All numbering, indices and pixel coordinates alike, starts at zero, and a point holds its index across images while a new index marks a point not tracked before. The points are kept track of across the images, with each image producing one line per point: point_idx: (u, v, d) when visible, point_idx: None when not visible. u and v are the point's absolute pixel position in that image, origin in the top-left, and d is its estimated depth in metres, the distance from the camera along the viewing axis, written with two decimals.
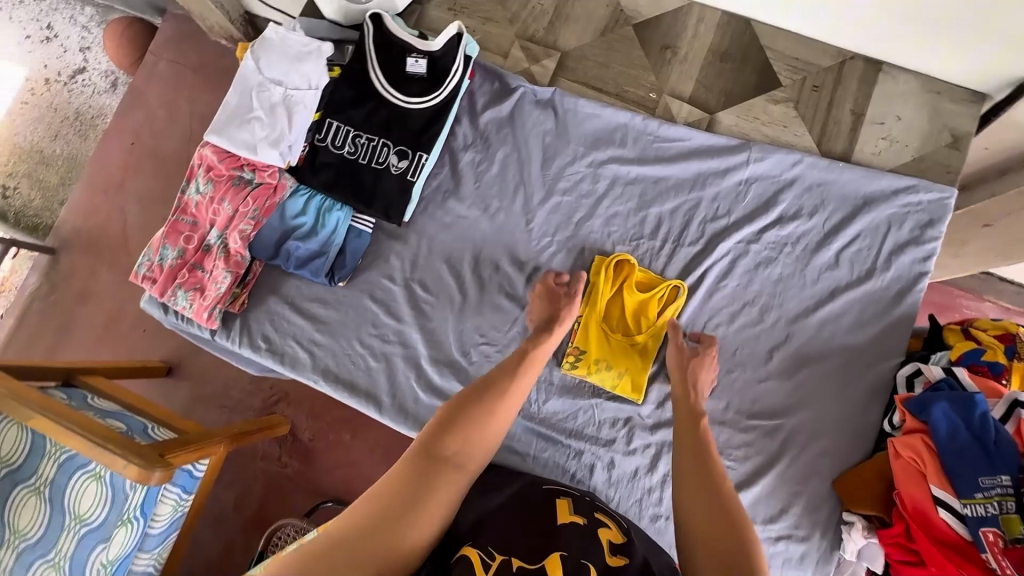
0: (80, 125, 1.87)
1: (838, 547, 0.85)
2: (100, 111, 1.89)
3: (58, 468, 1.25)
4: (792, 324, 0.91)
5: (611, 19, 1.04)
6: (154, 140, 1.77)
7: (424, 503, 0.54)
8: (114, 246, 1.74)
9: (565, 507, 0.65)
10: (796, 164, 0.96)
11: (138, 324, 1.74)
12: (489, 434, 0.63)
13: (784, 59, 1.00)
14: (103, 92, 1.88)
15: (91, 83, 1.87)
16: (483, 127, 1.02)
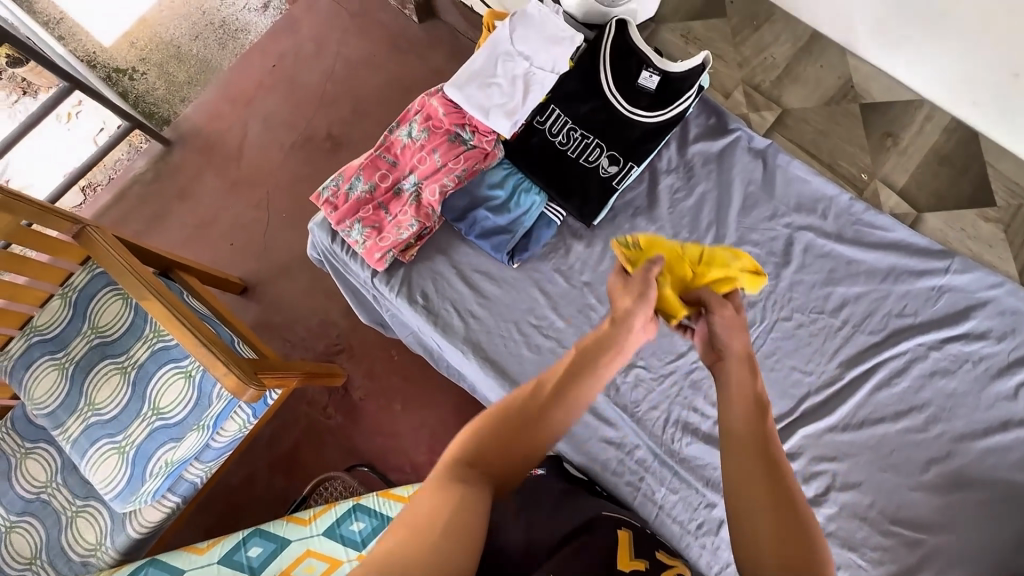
0: (223, 33, 2.03)
1: None
2: (244, 26, 2.05)
3: (151, 354, 1.25)
4: (955, 443, 0.89)
5: (840, 91, 1.04)
6: (295, 68, 1.92)
7: (446, 537, 0.46)
8: (228, 155, 1.86)
9: (625, 543, 0.61)
10: (994, 286, 0.93)
11: (228, 236, 1.79)
12: (526, 434, 0.55)
13: (1004, 180, 0.98)
14: (253, 10, 2.05)
15: (246, 0, 2.05)
16: (689, 157, 1.01)
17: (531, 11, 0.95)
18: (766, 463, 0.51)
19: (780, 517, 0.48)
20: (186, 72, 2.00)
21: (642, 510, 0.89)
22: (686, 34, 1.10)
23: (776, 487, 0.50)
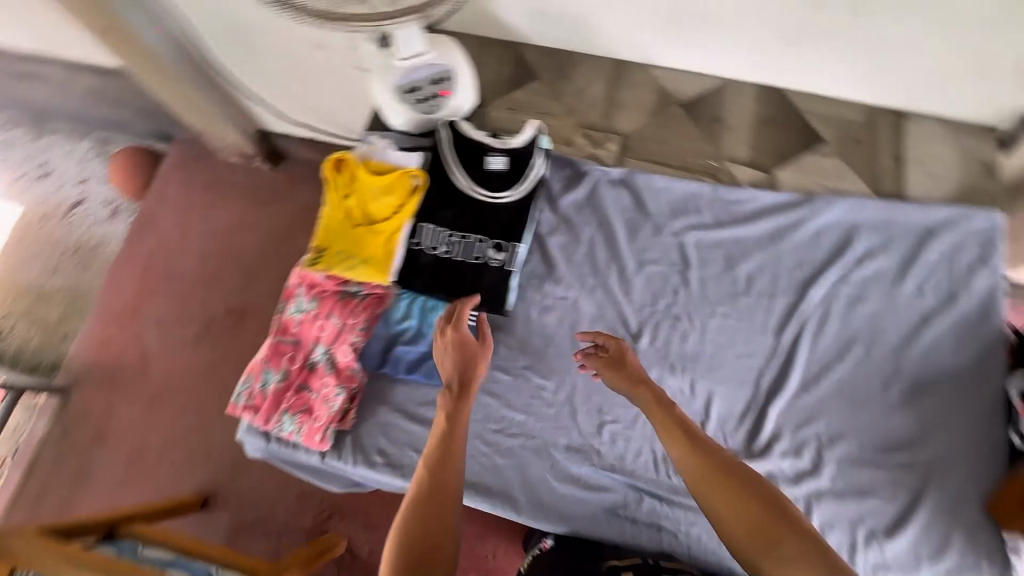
0: (76, 254, 1.69)
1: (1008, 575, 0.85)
2: (95, 241, 1.72)
3: None
4: (897, 357, 0.96)
5: (660, 101, 1.14)
6: (157, 256, 1.65)
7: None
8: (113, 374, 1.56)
9: None
10: (857, 208, 1.04)
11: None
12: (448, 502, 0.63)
13: (822, 118, 1.11)
14: (101, 220, 1.73)
15: (89, 211, 1.73)
16: (563, 211, 1.07)
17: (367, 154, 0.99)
18: (726, 478, 0.60)
19: (752, 524, 0.57)
20: (4, 306, 1.65)
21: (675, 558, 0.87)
22: (511, 106, 1.18)
23: (744, 495, 0.59)
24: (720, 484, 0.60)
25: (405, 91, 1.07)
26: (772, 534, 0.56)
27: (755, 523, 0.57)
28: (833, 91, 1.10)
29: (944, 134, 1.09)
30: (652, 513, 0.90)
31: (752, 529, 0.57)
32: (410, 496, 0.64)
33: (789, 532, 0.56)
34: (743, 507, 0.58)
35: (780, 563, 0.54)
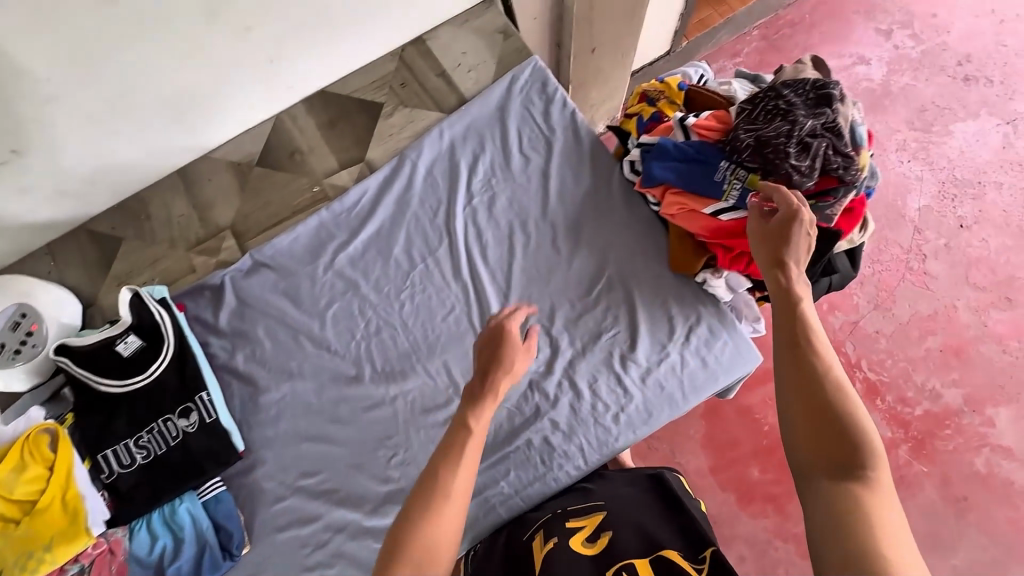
0: None
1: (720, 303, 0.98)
2: None
3: None
4: (546, 218, 1.05)
5: (239, 176, 1.14)
6: None
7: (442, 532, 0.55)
8: None
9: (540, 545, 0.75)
10: (441, 135, 1.12)
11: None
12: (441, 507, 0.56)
13: (366, 88, 1.17)
14: None
15: None
16: (228, 329, 1.04)
17: None
18: (789, 288, 0.71)
19: (794, 369, 0.65)
20: None
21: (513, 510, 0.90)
22: (120, 280, 1.10)
23: (795, 335, 0.67)
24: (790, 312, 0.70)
25: None
26: (817, 398, 0.63)
27: (786, 358, 0.67)
28: (357, 63, 1.17)
29: (459, 31, 1.19)
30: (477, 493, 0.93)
31: (793, 351, 0.67)
32: (407, 503, 0.56)
33: (826, 374, 0.64)
34: (827, 428, 0.61)
35: (804, 400, 0.63)
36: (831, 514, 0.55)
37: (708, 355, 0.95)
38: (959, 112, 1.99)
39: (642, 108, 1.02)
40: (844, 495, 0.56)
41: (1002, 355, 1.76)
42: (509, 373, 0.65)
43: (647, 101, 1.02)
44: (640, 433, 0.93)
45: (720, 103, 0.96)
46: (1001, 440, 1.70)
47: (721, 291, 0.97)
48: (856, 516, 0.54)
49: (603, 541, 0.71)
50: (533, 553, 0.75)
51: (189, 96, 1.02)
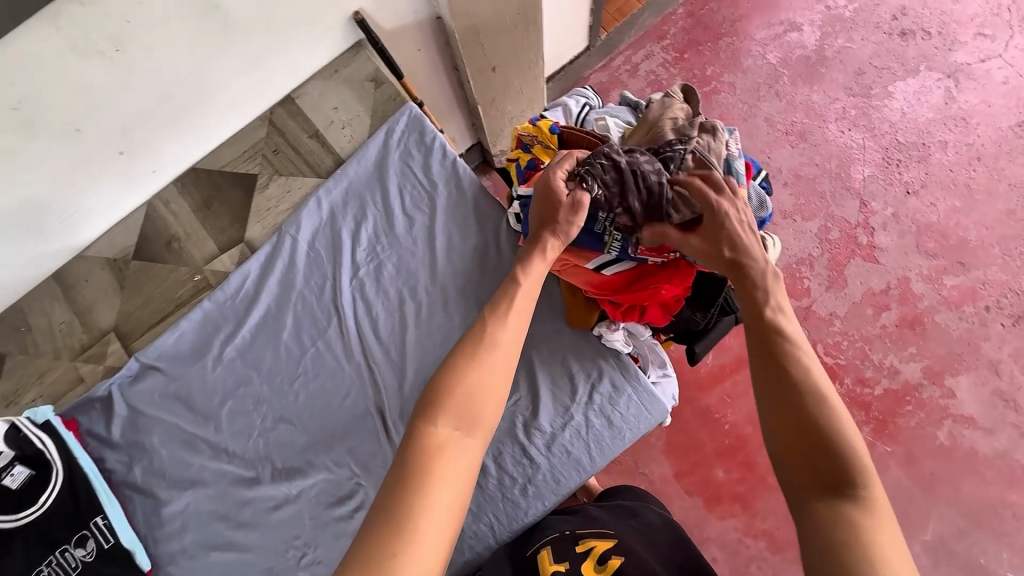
0: None
1: (620, 355, 0.93)
2: None
3: None
4: (436, 282, 1.00)
5: (116, 273, 1.08)
6: None
7: (439, 487, 0.55)
8: None
9: (550, 557, 0.78)
10: (320, 203, 1.06)
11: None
12: (434, 468, 0.56)
13: (237, 160, 1.10)
14: None
15: None
16: (123, 441, 1.00)
17: None
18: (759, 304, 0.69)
19: (775, 384, 0.63)
20: None
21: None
22: (7, 400, 1.05)
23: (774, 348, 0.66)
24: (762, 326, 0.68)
25: None
26: (795, 416, 0.60)
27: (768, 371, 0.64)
28: (223, 134, 1.10)
29: (328, 84, 1.11)
30: None
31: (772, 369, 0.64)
32: (399, 463, 0.57)
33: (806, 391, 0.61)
34: (811, 440, 0.58)
35: (787, 409, 0.61)
36: (826, 539, 0.52)
37: (613, 413, 0.91)
38: (897, 72, 1.91)
39: (518, 154, 0.96)
40: (838, 518, 0.53)
41: (959, 322, 1.69)
42: (500, 336, 0.68)
43: (523, 147, 0.96)
44: (549, 502, 0.90)
45: (596, 142, 0.88)
46: (962, 411, 1.62)
47: (620, 342, 0.91)
48: (850, 543, 0.51)
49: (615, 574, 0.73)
50: (541, 564, 0.78)
51: (38, 205, 0.96)
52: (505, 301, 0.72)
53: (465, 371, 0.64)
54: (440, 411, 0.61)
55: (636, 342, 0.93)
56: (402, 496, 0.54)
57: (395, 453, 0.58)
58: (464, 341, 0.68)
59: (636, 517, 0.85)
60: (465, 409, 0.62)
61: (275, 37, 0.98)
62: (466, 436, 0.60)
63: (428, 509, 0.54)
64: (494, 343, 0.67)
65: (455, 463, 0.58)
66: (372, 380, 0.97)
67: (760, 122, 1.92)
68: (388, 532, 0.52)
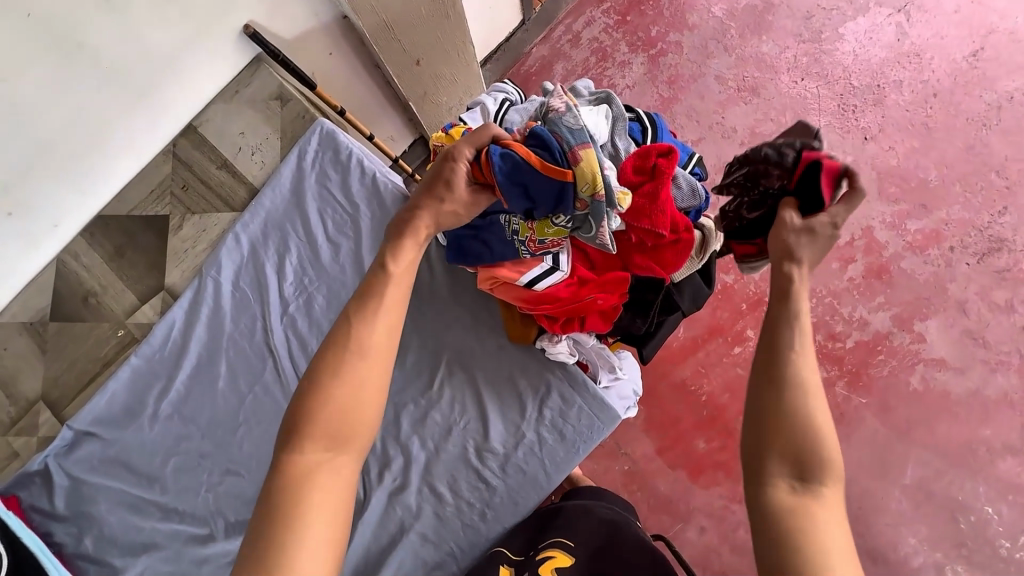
0: None
1: (566, 366, 0.89)
2: None
3: None
4: None
5: (34, 336, 1.01)
6: None
7: (311, 498, 0.56)
8: None
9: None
10: (239, 239, 0.99)
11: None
12: (310, 491, 0.56)
13: (146, 201, 1.03)
14: None
15: None
16: (70, 512, 0.96)
17: None
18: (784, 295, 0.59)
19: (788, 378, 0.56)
20: None
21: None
22: None
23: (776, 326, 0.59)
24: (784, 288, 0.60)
25: None
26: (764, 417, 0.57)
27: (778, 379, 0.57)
28: (124, 176, 1.01)
29: (232, 107, 1.03)
30: None
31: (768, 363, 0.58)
32: (275, 482, 0.57)
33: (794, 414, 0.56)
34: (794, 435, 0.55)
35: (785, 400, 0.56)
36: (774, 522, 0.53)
37: (565, 426, 0.88)
38: (846, 11, 1.83)
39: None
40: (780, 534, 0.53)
41: (925, 266, 1.64)
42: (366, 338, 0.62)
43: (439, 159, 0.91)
44: (511, 524, 0.88)
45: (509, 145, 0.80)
46: (932, 354, 1.58)
47: (564, 353, 0.87)
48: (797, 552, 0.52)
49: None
50: None
51: None
52: (374, 297, 0.65)
53: (332, 382, 0.61)
54: (310, 435, 0.59)
55: (583, 351, 0.89)
56: (279, 519, 0.54)
57: (272, 473, 0.58)
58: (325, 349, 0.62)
59: (595, 515, 0.82)
60: (338, 427, 0.60)
61: (158, 65, 0.89)
62: (340, 452, 0.60)
63: (303, 523, 0.55)
64: (363, 352, 0.63)
65: (327, 475, 0.58)
66: None
67: (710, 81, 1.83)
68: (276, 531, 0.54)
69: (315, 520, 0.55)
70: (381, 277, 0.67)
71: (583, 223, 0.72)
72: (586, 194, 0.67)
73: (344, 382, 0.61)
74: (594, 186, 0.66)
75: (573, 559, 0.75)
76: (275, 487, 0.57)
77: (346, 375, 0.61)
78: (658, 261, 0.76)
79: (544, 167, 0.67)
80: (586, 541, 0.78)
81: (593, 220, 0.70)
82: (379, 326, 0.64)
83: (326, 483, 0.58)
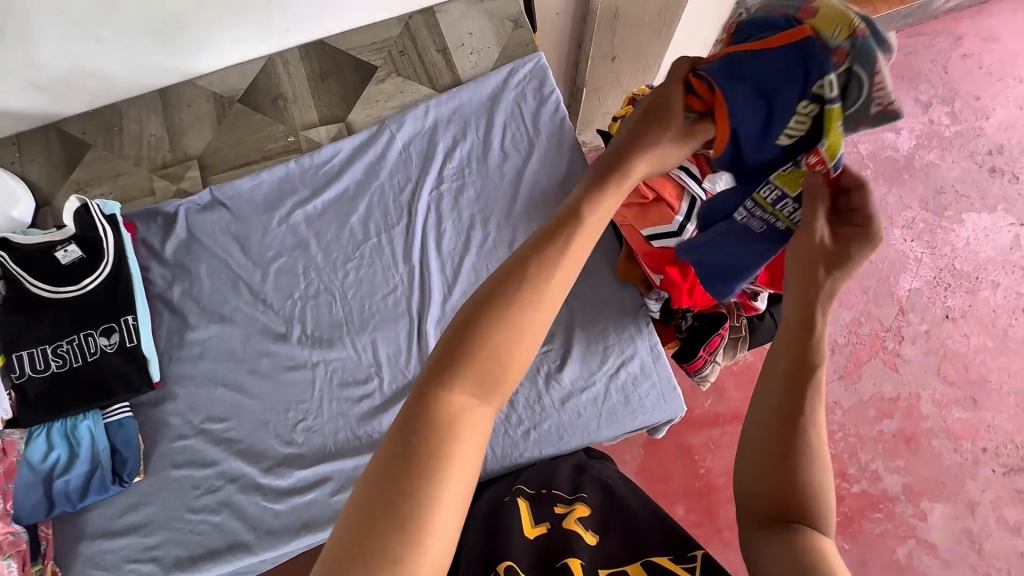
0: None
1: (645, 331, 0.97)
2: None
3: None
4: (509, 219, 1.03)
5: (218, 106, 1.12)
6: None
7: (446, 472, 0.40)
8: None
9: (527, 516, 0.73)
10: (427, 112, 1.10)
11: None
12: (446, 446, 0.41)
13: (365, 47, 1.15)
14: None
15: None
16: (172, 259, 1.03)
17: None
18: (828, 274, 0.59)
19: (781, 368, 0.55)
20: None
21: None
22: (79, 187, 1.09)
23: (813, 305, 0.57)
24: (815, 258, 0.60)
25: None
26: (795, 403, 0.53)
27: (766, 360, 0.57)
28: (359, 20, 1.14)
29: (471, 10, 1.16)
30: None
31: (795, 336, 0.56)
32: (406, 419, 0.42)
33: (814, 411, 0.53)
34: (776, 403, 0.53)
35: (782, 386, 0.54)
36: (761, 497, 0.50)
37: (632, 393, 0.94)
38: (975, 203, 1.87)
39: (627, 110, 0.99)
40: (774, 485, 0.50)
41: (954, 453, 1.61)
42: (554, 276, 0.47)
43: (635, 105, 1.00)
44: (548, 452, 0.92)
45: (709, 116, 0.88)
46: (927, 535, 1.54)
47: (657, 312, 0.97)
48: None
49: (592, 539, 0.69)
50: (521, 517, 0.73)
51: (177, 16, 1.00)
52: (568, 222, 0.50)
53: (495, 315, 0.45)
54: (458, 370, 0.44)
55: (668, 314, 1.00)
56: (408, 471, 0.40)
57: (405, 408, 0.43)
58: (502, 276, 0.47)
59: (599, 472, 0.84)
60: (489, 370, 0.44)
61: None
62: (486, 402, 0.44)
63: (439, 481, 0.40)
64: (543, 283, 0.46)
65: (468, 435, 0.42)
66: (417, 285, 1.00)
67: None
68: (400, 485, 0.39)
69: (454, 480, 0.40)
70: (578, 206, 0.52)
71: (850, 82, 0.58)
72: (841, 37, 0.57)
73: (510, 321, 0.45)
74: (847, 23, 0.57)
75: (591, 509, 0.74)
76: (405, 432, 0.41)
77: (520, 315, 0.45)
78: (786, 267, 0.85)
79: (763, 44, 0.61)
80: (599, 492, 0.79)
81: (860, 69, 0.57)
82: (562, 264, 0.48)
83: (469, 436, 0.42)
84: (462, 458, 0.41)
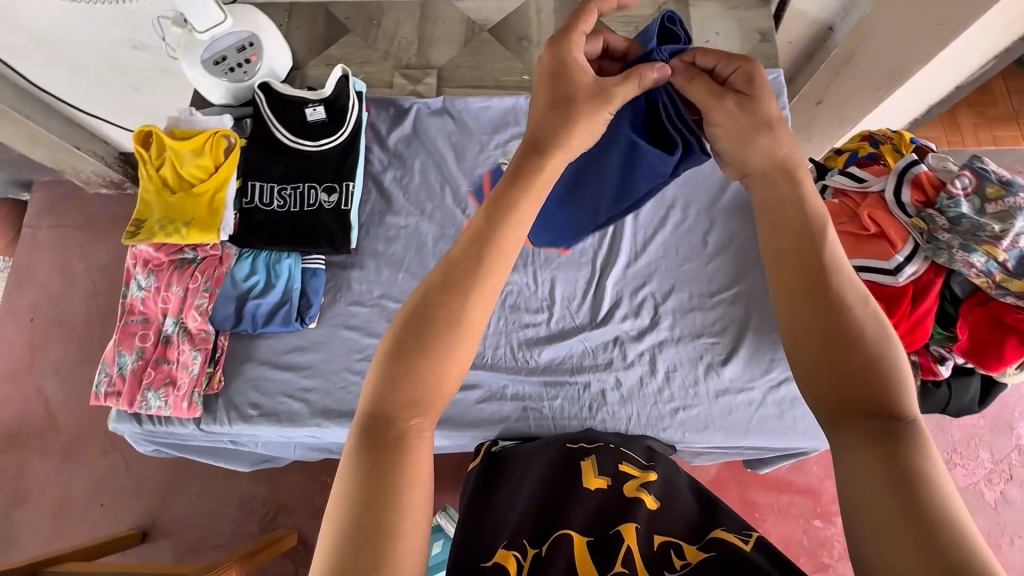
0: None
1: None
2: None
3: None
4: (710, 211, 1.05)
5: (469, 30, 1.21)
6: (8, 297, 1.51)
7: (406, 476, 0.47)
8: (39, 429, 1.41)
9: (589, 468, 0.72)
10: None
11: (93, 497, 1.36)
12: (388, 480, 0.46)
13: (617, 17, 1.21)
14: None
15: None
16: (393, 147, 1.11)
17: (178, 116, 1.00)
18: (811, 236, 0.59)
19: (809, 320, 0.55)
20: None
21: (503, 430, 0.95)
22: (329, 62, 1.20)
23: (813, 265, 0.57)
24: (788, 240, 0.59)
25: (212, 63, 1.05)
26: (830, 332, 0.53)
27: (792, 334, 0.56)
28: None
29: None
30: (521, 397, 0.97)
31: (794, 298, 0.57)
32: (352, 465, 0.48)
33: (859, 325, 0.53)
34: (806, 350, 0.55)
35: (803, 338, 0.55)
36: (857, 473, 0.47)
37: (787, 411, 0.94)
38: None
39: (861, 145, 1.00)
40: (880, 450, 0.47)
41: None
42: (455, 322, 0.51)
43: (869, 142, 1.00)
44: (687, 437, 0.94)
45: (973, 176, 0.88)
46: None
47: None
48: (919, 487, 0.45)
49: (653, 503, 0.65)
50: (582, 471, 0.71)
51: None
52: (463, 264, 0.53)
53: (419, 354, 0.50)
54: (392, 408, 0.49)
55: None
56: (370, 496, 0.46)
57: (356, 450, 0.48)
58: (406, 333, 0.51)
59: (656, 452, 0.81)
60: (418, 402, 0.50)
61: None
62: (425, 422, 0.50)
63: (395, 505, 0.46)
64: (455, 322, 0.51)
65: (416, 460, 0.48)
66: (605, 243, 1.04)
67: None
68: (364, 513, 0.45)
69: (409, 493, 0.47)
70: (472, 254, 0.53)
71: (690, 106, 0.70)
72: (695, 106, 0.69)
73: (420, 368, 0.50)
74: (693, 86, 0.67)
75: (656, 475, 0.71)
76: (363, 468, 0.47)
77: (426, 356, 0.50)
78: (998, 344, 0.86)
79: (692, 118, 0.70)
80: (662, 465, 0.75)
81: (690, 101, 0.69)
82: (453, 307, 0.52)
83: (412, 459, 0.48)
84: (410, 472, 0.48)
